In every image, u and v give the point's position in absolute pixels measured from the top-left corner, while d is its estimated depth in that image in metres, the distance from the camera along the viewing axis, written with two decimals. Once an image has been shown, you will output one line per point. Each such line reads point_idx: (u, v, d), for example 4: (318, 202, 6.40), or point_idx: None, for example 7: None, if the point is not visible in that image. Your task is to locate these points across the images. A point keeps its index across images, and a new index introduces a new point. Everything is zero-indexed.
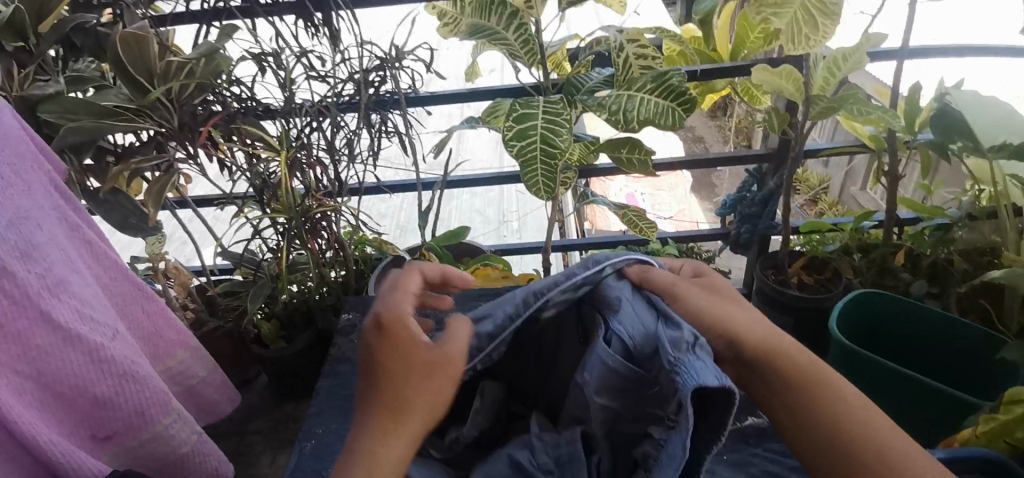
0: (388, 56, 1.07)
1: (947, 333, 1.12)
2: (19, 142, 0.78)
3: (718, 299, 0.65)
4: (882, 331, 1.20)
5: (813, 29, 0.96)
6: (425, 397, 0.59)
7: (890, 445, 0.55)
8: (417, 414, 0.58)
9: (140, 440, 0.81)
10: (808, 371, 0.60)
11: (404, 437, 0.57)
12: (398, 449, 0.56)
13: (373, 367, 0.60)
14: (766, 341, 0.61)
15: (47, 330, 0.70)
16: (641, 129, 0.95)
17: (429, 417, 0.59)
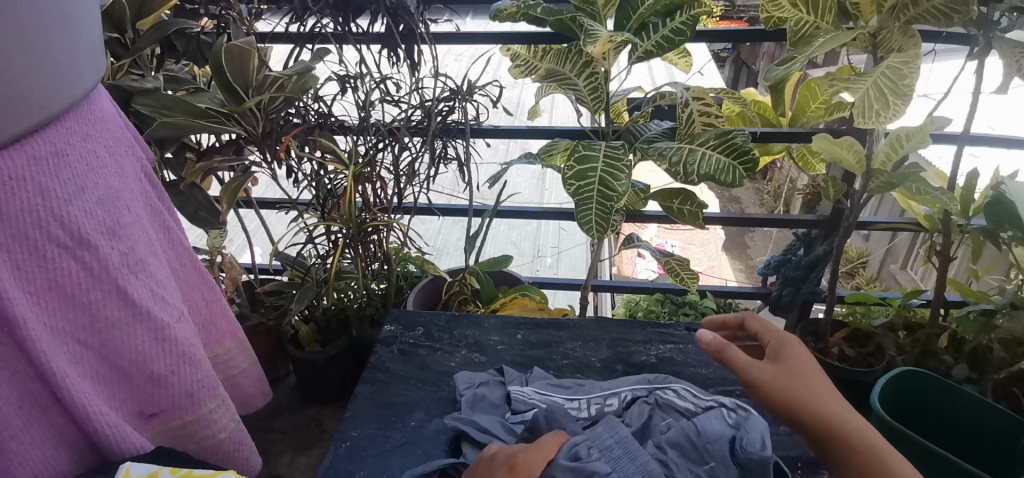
0: (460, 88, 1.14)
1: (985, 424, 1.09)
2: (115, 126, 0.74)
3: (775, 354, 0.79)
4: (923, 412, 1.14)
5: (883, 106, 0.99)
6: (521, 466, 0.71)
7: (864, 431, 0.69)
8: None
9: (184, 421, 0.78)
10: (813, 393, 0.74)
11: None
12: None
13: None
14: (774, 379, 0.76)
15: (118, 304, 0.67)
16: (700, 182, 0.97)
17: None
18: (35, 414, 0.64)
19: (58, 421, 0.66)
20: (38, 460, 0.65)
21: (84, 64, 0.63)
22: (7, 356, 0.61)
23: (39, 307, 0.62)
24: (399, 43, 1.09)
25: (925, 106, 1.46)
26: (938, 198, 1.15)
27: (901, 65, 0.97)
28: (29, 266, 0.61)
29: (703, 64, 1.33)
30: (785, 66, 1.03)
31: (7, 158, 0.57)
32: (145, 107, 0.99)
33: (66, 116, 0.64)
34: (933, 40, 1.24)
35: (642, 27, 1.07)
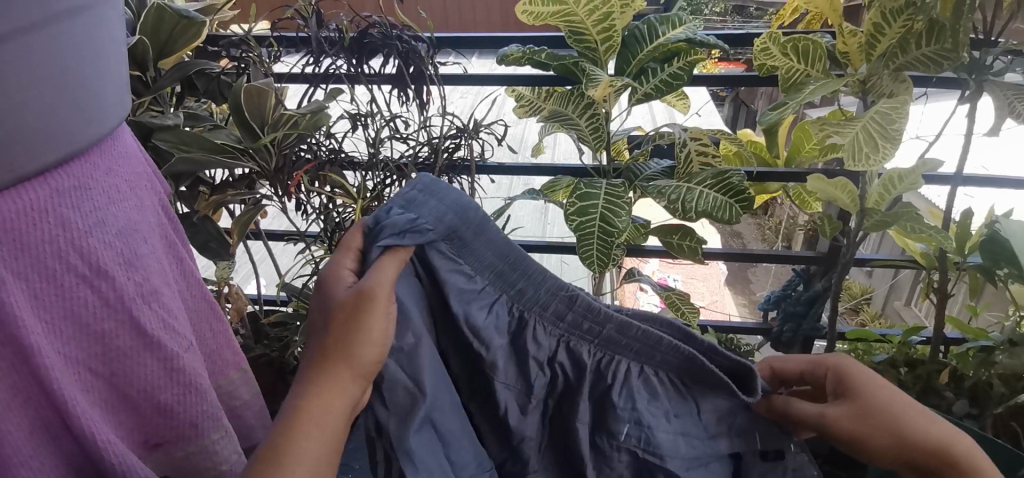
0: (466, 126, 1.19)
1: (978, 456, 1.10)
2: (136, 161, 0.78)
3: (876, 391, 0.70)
4: None
5: (873, 149, 1.02)
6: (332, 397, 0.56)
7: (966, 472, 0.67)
8: (320, 422, 0.55)
9: (187, 451, 0.78)
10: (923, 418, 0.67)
11: (315, 429, 0.54)
12: (307, 440, 0.54)
13: (322, 370, 0.56)
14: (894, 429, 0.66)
15: (131, 334, 0.69)
16: (699, 219, 1.00)
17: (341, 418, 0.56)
18: (44, 441, 0.65)
19: (66, 448, 0.67)
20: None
21: (107, 106, 0.67)
22: (21, 383, 0.62)
23: (54, 336, 0.64)
24: (409, 85, 1.14)
25: (918, 147, 1.50)
26: (934, 237, 1.17)
27: (891, 110, 1.02)
28: (46, 296, 0.62)
29: (701, 106, 1.39)
30: (777, 110, 1.07)
31: (33, 191, 0.60)
32: (165, 144, 1.03)
33: (91, 151, 0.67)
34: (923, 85, 1.29)
35: (641, 71, 1.12)
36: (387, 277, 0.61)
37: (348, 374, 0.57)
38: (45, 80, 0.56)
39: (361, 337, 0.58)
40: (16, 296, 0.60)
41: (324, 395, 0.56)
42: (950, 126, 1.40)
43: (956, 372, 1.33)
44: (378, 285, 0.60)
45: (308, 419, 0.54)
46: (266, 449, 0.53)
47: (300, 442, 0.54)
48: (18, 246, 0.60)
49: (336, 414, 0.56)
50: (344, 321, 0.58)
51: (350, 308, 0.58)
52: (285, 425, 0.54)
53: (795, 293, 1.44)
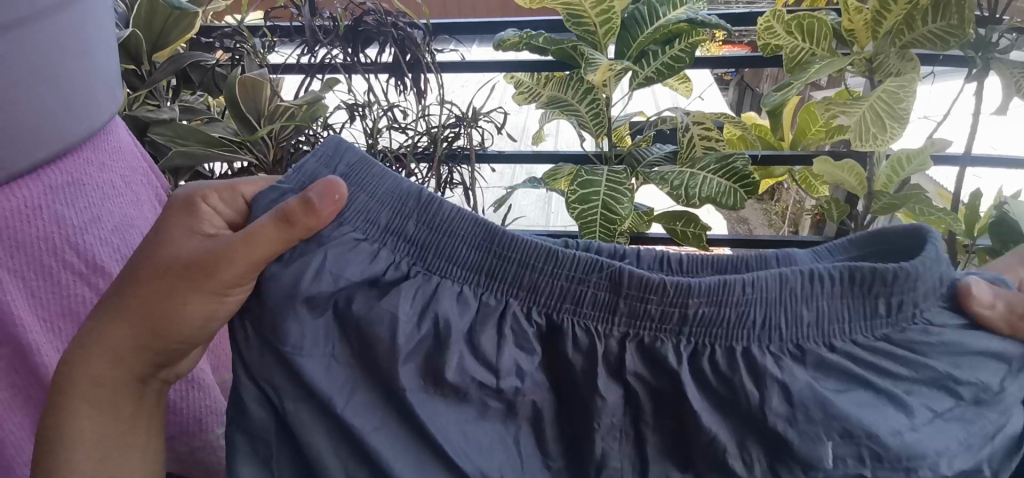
0: (466, 115, 1.17)
1: None
2: (131, 155, 0.77)
3: None
4: None
5: (880, 129, 1.00)
6: (114, 363, 0.58)
7: None
8: (102, 381, 0.58)
9: (190, 447, 0.78)
10: None
11: (86, 394, 0.58)
12: (80, 405, 0.58)
13: (123, 316, 0.56)
14: None
15: None
16: (702, 205, 0.98)
17: (125, 382, 0.59)
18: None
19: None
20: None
21: (100, 99, 0.65)
22: (22, 381, 0.63)
23: (53, 334, 0.64)
24: (406, 73, 1.13)
25: (926, 127, 1.47)
26: (943, 219, 1.15)
27: (897, 90, 0.99)
28: (44, 294, 0.62)
29: (705, 89, 1.36)
30: (780, 92, 1.05)
31: (27, 188, 0.59)
32: (161, 137, 1.02)
33: (84, 146, 0.66)
34: (931, 64, 1.26)
35: (642, 54, 1.10)
36: (264, 241, 0.51)
37: (161, 326, 0.56)
38: (34, 74, 0.55)
39: (188, 302, 0.55)
40: (14, 296, 0.60)
41: (126, 336, 0.57)
42: (959, 105, 1.37)
43: None
44: (235, 248, 0.52)
45: (98, 352, 0.57)
46: (60, 370, 0.58)
47: (90, 380, 0.57)
48: (13, 245, 0.59)
49: (105, 368, 0.58)
50: (199, 282, 0.55)
51: (198, 274, 0.54)
52: (83, 360, 0.57)
53: None
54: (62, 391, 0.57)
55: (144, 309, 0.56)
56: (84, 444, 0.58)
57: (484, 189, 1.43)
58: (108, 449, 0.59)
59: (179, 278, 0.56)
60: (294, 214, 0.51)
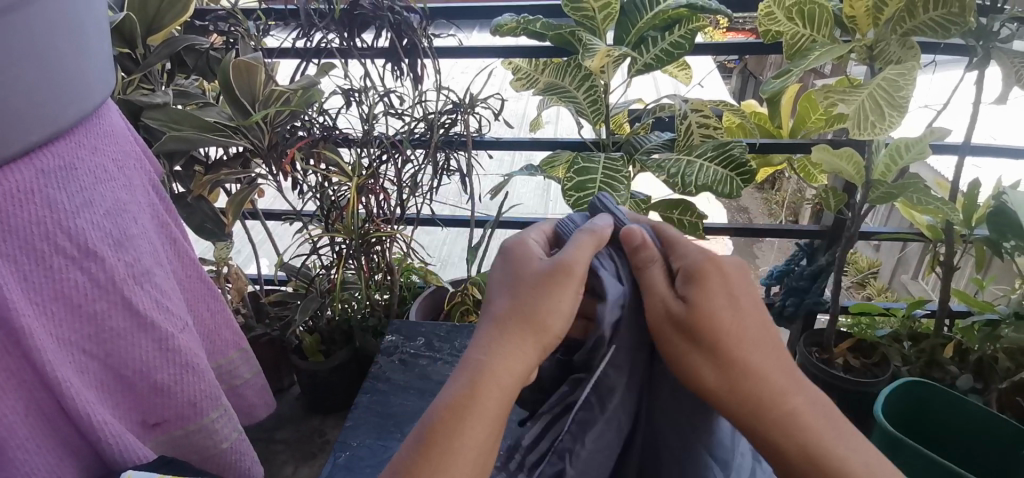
0: (463, 101, 1.16)
1: (979, 426, 1.11)
2: (124, 140, 0.76)
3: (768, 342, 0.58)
4: (923, 416, 1.17)
5: (879, 117, 0.99)
6: (499, 374, 0.56)
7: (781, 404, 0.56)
8: (491, 393, 0.55)
9: (187, 430, 0.79)
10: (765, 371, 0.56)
11: (479, 414, 0.54)
12: (468, 435, 0.53)
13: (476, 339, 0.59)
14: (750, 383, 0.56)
15: (124, 314, 0.68)
16: (699, 193, 0.98)
17: (511, 388, 0.56)
18: (38, 423, 0.65)
19: (62, 430, 0.67)
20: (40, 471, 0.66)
21: (91, 81, 0.65)
22: (13, 366, 0.62)
23: (46, 318, 0.63)
24: (402, 58, 1.12)
25: (926, 117, 1.46)
26: (941, 209, 1.15)
27: (897, 76, 0.99)
28: (36, 278, 0.62)
29: (705, 76, 1.35)
30: (780, 79, 1.04)
31: (18, 172, 0.59)
32: (155, 122, 1.01)
33: (74, 129, 0.66)
34: (930, 52, 1.25)
35: (641, 40, 1.09)
36: (583, 249, 0.61)
37: (540, 340, 0.58)
38: (27, 54, 0.55)
39: (555, 306, 0.59)
40: (5, 278, 0.59)
41: (512, 364, 0.56)
42: (960, 95, 1.36)
43: (960, 345, 1.34)
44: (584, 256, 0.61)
45: (474, 377, 0.55)
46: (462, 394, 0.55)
47: (496, 384, 0.55)
48: (5, 228, 0.59)
49: (503, 380, 0.56)
50: (512, 270, 0.63)
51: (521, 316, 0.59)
52: (468, 393, 0.55)
53: (798, 267, 1.42)
54: (443, 424, 0.54)
55: (512, 324, 0.58)
56: (470, 454, 0.53)
57: (482, 176, 1.43)
58: (484, 458, 0.54)
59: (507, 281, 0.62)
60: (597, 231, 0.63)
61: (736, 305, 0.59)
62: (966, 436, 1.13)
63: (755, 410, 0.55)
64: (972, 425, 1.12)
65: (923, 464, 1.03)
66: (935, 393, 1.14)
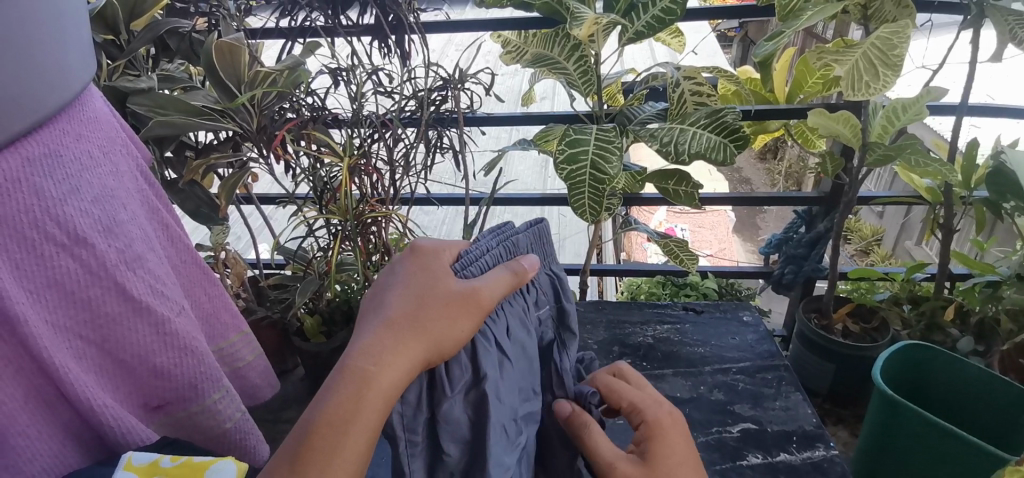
0: (452, 77, 1.14)
1: (978, 390, 1.11)
2: (109, 127, 0.76)
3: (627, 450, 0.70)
4: (925, 374, 1.18)
5: (873, 78, 0.98)
6: (379, 382, 0.56)
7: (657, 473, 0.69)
8: (365, 400, 0.56)
9: (189, 411, 0.80)
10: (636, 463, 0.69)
11: (352, 426, 0.56)
12: (345, 438, 0.56)
13: (367, 346, 0.59)
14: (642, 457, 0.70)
15: (119, 299, 0.69)
16: (693, 161, 0.96)
17: (386, 399, 0.56)
18: (37, 410, 0.66)
19: (62, 416, 0.68)
20: (42, 455, 0.67)
21: (72, 67, 0.63)
22: (9, 355, 0.62)
23: (39, 306, 0.64)
24: (389, 35, 1.09)
25: (921, 79, 1.44)
26: (939, 171, 1.14)
27: (891, 35, 0.97)
28: (28, 267, 0.62)
29: (700, 43, 1.31)
30: (773, 41, 1.01)
31: (4, 160, 0.59)
32: (142, 108, 1.00)
33: (58, 117, 0.65)
34: (925, 10, 1.21)
35: (631, 8, 1.06)
36: (497, 284, 0.61)
37: (426, 358, 0.58)
38: (10, 36, 0.54)
39: (453, 330, 0.58)
40: None
41: (404, 374, 0.57)
42: (959, 54, 1.33)
43: (962, 307, 1.34)
44: (492, 289, 0.60)
45: (358, 382, 0.56)
46: (329, 405, 0.56)
47: (370, 393, 0.56)
48: None
49: (387, 380, 0.56)
50: (426, 291, 0.61)
51: (413, 325, 0.59)
52: (351, 399, 0.56)
53: (797, 234, 1.43)
54: (329, 431, 0.55)
55: (401, 330, 0.59)
56: (339, 463, 0.55)
57: (476, 153, 1.42)
58: (353, 464, 0.56)
59: (415, 301, 0.61)
60: (514, 265, 0.63)
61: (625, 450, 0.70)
62: (964, 398, 1.14)
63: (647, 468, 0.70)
64: (972, 388, 1.12)
65: (920, 424, 1.05)
66: (933, 357, 1.15)
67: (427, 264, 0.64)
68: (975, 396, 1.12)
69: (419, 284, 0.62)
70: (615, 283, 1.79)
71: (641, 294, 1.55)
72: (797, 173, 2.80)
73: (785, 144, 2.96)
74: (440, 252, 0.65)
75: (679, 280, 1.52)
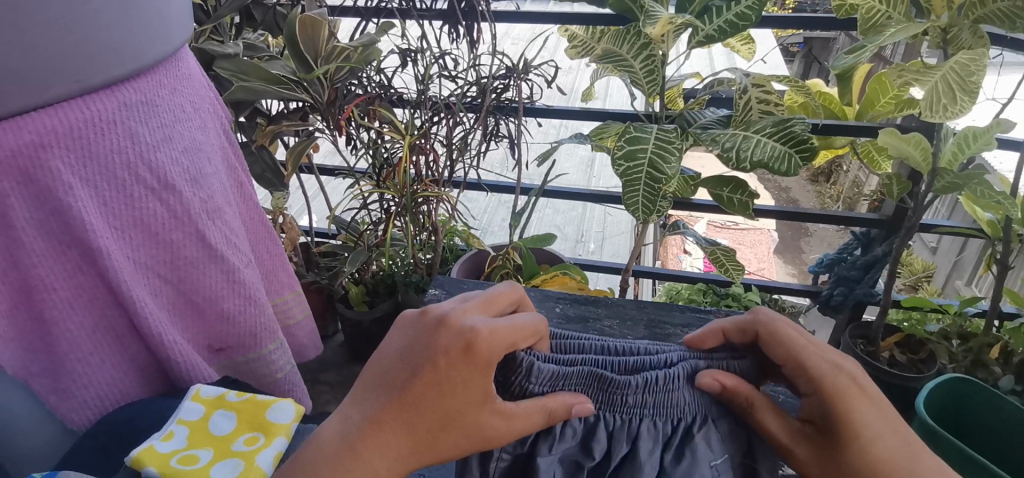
0: (516, 66, 1.16)
1: (1013, 429, 1.07)
2: (200, 85, 0.81)
3: (834, 371, 0.58)
4: (963, 409, 1.13)
5: (950, 101, 0.95)
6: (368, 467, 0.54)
7: (865, 435, 0.57)
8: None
9: (247, 358, 0.85)
10: (854, 401, 0.57)
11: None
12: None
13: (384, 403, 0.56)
14: (834, 406, 0.57)
15: (195, 245, 0.74)
16: (754, 170, 0.95)
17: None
18: (108, 338, 0.70)
19: (130, 348, 0.72)
20: (108, 382, 0.71)
21: (168, 28, 0.69)
22: (87, 284, 0.67)
23: (123, 242, 0.69)
24: (460, 20, 1.13)
25: (992, 110, 1.40)
26: (1006, 204, 1.10)
27: (969, 62, 0.93)
28: (116, 205, 0.67)
29: (768, 52, 1.29)
30: (853, 55, 0.99)
31: (101, 103, 0.64)
32: (224, 71, 1.05)
33: (155, 69, 0.71)
34: (997, 44, 1.17)
35: (704, 10, 1.05)
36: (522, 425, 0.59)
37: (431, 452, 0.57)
38: None
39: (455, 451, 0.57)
40: (85, 201, 0.64)
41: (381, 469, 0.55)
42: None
43: (1007, 347, 1.29)
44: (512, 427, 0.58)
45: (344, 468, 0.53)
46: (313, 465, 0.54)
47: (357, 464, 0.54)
48: (86, 155, 0.63)
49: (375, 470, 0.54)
50: (460, 403, 0.56)
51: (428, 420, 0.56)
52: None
53: (851, 256, 1.38)
54: None
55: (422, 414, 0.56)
56: None
57: (529, 144, 1.44)
58: None
59: (438, 384, 0.56)
60: (558, 413, 0.60)
61: (871, 427, 0.57)
62: (998, 437, 1.10)
63: (837, 409, 0.57)
64: (1010, 426, 1.07)
65: (953, 457, 1.01)
66: (974, 389, 1.10)
67: (475, 345, 0.56)
68: (1009, 436, 1.08)
69: (454, 377, 0.56)
70: (653, 287, 1.78)
71: (680, 300, 1.54)
72: (849, 199, 2.73)
73: (838, 166, 2.88)
74: (496, 335, 0.57)
75: (719, 290, 1.51)
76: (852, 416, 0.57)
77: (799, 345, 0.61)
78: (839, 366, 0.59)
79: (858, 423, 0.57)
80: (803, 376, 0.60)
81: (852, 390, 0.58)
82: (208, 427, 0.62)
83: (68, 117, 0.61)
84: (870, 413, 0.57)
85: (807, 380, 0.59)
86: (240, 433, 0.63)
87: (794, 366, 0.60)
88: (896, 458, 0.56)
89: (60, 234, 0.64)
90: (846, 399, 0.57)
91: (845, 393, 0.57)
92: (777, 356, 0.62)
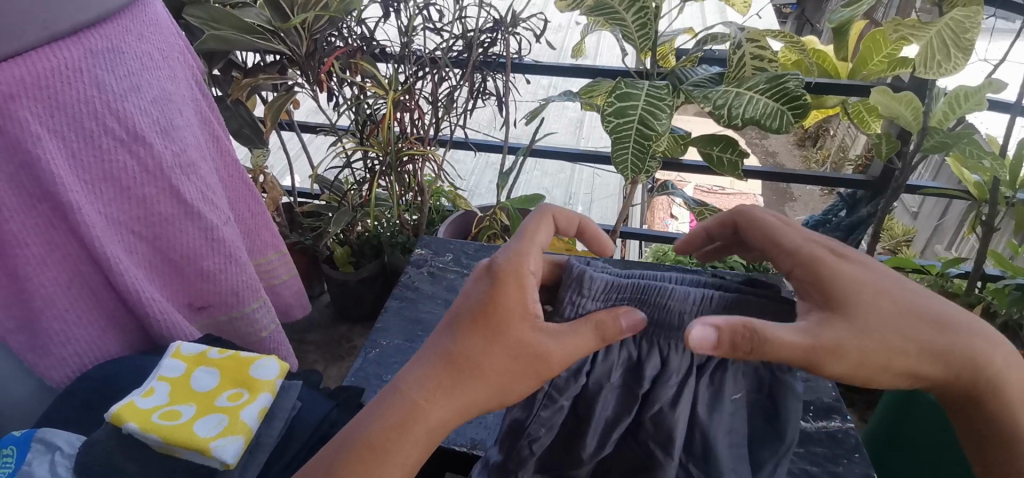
0: (504, 18, 1.11)
1: None
2: (169, 33, 0.77)
3: (804, 240, 0.57)
4: None
5: (944, 58, 0.94)
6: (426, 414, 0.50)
7: (858, 290, 0.52)
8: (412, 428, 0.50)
9: (229, 316, 0.84)
10: (830, 257, 0.54)
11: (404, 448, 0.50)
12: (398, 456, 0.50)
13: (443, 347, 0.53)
14: (812, 266, 0.54)
15: (171, 201, 0.71)
16: (745, 127, 0.94)
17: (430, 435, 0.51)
18: (83, 296, 0.68)
19: (107, 305, 0.71)
20: (86, 341, 0.70)
21: None
22: (60, 241, 0.64)
23: (95, 197, 0.66)
24: None
25: (983, 70, 1.39)
26: (991, 166, 1.10)
27: (964, 19, 0.92)
28: (87, 158, 0.64)
29: (764, 7, 1.25)
30: (850, 8, 0.96)
31: (66, 50, 0.60)
32: (195, 19, 0.99)
33: (121, 14, 0.67)
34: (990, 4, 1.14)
35: None
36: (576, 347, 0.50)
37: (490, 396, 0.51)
38: None
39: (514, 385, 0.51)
40: (54, 153, 0.60)
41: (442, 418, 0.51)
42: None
43: (990, 308, 1.32)
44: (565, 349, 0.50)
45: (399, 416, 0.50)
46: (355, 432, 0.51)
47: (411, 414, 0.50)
48: (54, 105, 0.60)
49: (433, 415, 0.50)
50: (502, 321, 0.51)
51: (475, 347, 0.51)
52: (390, 431, 0.50)
53: (836, 217, 1.39)
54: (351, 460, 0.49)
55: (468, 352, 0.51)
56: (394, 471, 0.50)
57: (517, 102, 1.40)
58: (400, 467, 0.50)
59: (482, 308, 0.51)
60: (605, 326, 0.50)
61: (865, 286, 0.52)
62: None
63: (816, 270, 0.53)
64: None
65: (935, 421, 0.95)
66: None
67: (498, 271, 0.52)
68: None
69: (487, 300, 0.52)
70: (640, 249, 1.79)
71: (667, 261, 1.54)
72: (835, 162, 2.74)
73: (826, 130, 2.87)
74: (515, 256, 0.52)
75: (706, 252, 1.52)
76: (832, 271, 0.53)
77: (766, 225, 0.61)
78: (807, 234, 0.58)
79: (841, 277, 0.52)
80: (779, 252, 0.58)
81: (830, 253, 0.55)
82: (190, 382, 0.63)
83: (35, 65, 0.58)
84: (853, 271, 0.53)
85: (783, 252, 0.57)
86: (224, 389, 0.63)
87: (771, 245, 0.59)
88: (896, 312, 0.51)
89: (27, 188, 0.61)
90: (824, 258, 0.54)
91: (823, 252, 0.55)
92: (753, 240, 0.62)
